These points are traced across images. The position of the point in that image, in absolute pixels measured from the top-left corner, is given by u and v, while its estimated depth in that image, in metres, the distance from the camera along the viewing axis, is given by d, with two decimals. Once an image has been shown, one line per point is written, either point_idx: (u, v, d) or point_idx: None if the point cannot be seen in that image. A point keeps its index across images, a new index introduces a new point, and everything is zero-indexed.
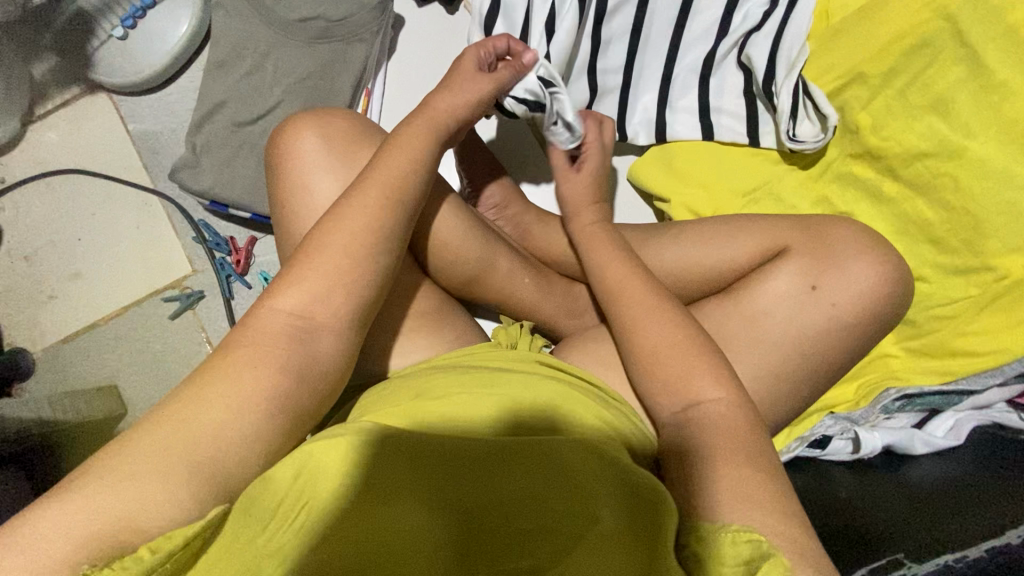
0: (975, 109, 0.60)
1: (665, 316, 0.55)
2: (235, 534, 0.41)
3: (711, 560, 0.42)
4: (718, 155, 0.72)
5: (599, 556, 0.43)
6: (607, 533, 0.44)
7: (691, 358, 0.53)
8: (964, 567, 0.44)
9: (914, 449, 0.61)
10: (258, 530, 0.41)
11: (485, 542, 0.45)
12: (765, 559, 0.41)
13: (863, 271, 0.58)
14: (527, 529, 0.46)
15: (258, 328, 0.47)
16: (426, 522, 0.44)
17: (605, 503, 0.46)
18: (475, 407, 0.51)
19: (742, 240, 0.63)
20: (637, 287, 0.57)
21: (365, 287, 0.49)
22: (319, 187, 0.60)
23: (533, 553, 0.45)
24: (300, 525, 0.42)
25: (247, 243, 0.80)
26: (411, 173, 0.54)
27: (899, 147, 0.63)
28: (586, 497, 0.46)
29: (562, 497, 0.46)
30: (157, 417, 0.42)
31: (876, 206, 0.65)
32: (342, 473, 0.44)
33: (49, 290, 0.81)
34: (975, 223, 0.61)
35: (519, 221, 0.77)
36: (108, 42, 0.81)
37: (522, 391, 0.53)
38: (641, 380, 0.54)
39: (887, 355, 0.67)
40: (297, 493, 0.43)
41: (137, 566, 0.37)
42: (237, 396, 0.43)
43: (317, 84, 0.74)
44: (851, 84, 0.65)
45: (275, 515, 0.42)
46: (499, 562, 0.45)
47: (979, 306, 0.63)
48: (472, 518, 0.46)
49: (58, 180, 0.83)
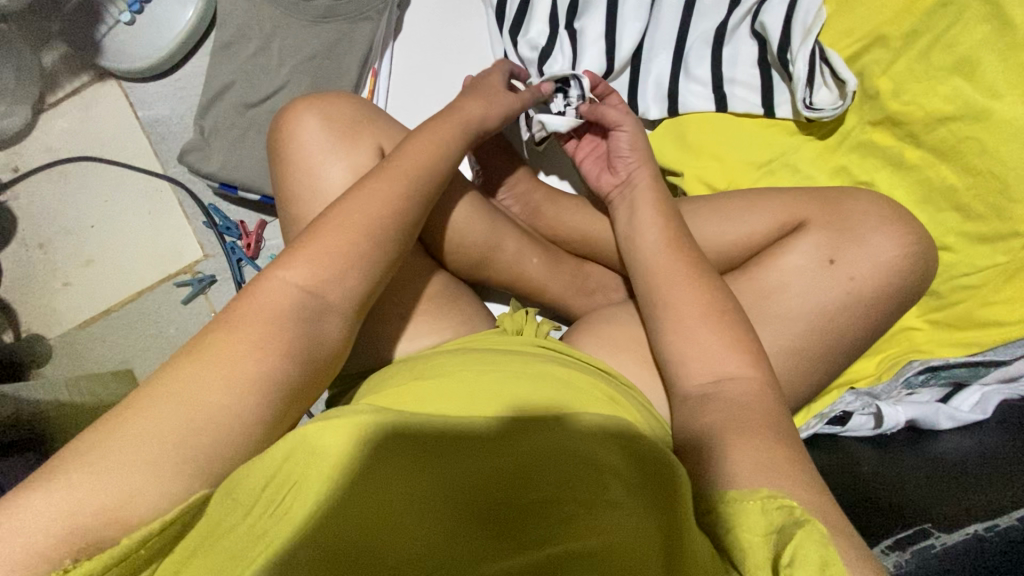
0: (1002, 69, 0.58)
1: (693, 281, 0.53)
2: (217, 519, 0.39)
3: (737, 530, 0.39)
4: (732, 126, 0.69)
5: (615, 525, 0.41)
6: (617, 500, 0.42)
7: (720, 321, 0.50)
8: (996, 536, 0.43)
9: (939, 424, 0.59)
10: (241, 517, 0.39)
11: (493, 515, 0.41)
12: (799, 527, 0.36)
13: (894, 238, 0.55)
14: (537, 500, 0.42)
15: (253, 310, 0.44)
16: (430, 496, 0.41)
17: (612, 473, 0.43)
18: (478, 383, 0.50)
19: (758, 213, 0.59)
20: (669, 254, 0.55)
21: (367, 262, 0.47)
22: (323, 167, 0.58)
23: (544, 524, 0.41)
24: (289, 507, 0.39)
25: (257, 227, 0.80)
26: (422, 142, 0.53)
27: (920, 111, 0.61)
28: (593, 466, 0.44)
29: (572, 466, 0.43)
30: (148, 393, 0.39)
31: (897, 174, 0.63)
32: (344, 457, 0.40)
33: (63, 278, 0.82)
34: (1001, 187, 0.59)
35: (528, 199, 0.75)
36: (116, 28, 0.81)
37: (524, 366, 0.52)
38: (665, 352, 0.52)
39: (911, 329, 0.65)
40: (284, 477, 0.39)
41: (108, 555, 0.35)
42: (229, 377, 0.40)
43: (324, 64, 0.74)
44: (870, 48, 0.63)
45: (261, 497, 0.39)
46: (510, 533, 0.41)
47: (1005, 274, 0.61)
48: (480, 491, 0.42)
49: (70, 168, 0.83)
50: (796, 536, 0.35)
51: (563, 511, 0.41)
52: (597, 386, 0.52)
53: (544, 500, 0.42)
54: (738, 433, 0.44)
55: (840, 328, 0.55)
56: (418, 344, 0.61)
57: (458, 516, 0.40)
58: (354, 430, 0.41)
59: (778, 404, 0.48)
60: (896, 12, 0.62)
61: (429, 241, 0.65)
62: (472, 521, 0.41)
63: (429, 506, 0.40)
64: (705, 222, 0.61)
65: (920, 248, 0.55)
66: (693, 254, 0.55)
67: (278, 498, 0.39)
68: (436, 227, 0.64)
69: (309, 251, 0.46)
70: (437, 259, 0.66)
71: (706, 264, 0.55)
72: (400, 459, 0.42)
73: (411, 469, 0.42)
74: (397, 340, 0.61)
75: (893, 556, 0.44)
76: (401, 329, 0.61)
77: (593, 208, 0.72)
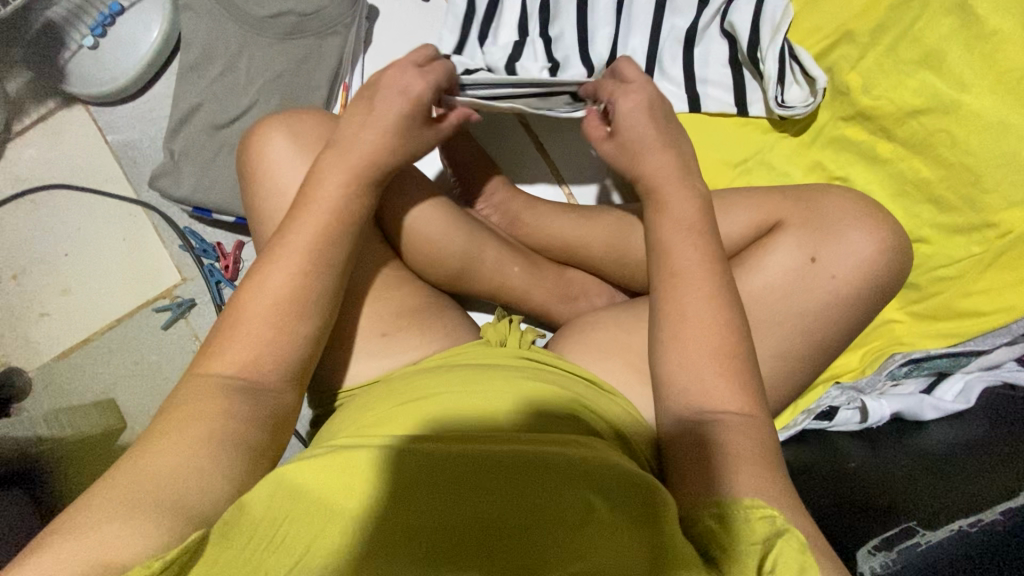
0: (968, 61, 0.58)
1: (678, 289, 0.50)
2: (213, 560, 0.36)
3: (726, 548, 0.38)
4: (707, 125, 0.69)
5: (608, 545, 0.39)
6: (603, 520, 0.40)
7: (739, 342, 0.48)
8: (979, 532, 0.44)
9: (923, 415, 0.59)
10: (237, 555, 0.37)
11: (495, 543, 0.40)
12: (778, 537, 0.37)
13: (870, 234, 0.55)
14: (530, 523, 0.40)
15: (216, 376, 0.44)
16: (429, 530, 0.40)
17: (592, 490, 0.42)
18: (464, 407, 0.49)
19: (735, 214, 0.59)
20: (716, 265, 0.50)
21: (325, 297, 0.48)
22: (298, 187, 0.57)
23: (544, 547, 0.39)
24: (279, 544, 0.38)
25: (235, 248, 0.79)
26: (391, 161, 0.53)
27: (891, 105, 0.61)
28: (573, 483, 0.42)
29: (558, 485, 0.42)
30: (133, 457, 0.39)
31: (872, 169, 0.63)
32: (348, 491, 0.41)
33: (39, 309, 0.80)
34: (973, 178, 0.59)
35: (507, 208, 0.74)
36: (79, 53, 0.79)
37: (504, 386, 0.51)
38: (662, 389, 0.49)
39: (892, 321, 0.65)
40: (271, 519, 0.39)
41: None
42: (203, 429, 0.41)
43: (293, 80, 0.72)
44: (839, 44, 0.63)
45: (251, 539, 0.38)
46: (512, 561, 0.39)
47: (983, 264, 0.61)
48: (479, 520, 0.40)
49: (41, 197, 0.82)
50: (773, 545, 0.37)
51: (560, 531, 0.40)
52: (576, 398, 0.52)
53: (544, 521, 0.40)
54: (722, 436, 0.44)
55: (819, 327, 0.55)
56: (401, 362, 0.60)
57: (469, 547, 0.39)
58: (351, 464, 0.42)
59: (765, 410, 0.47)
60: (862, 7, 0.62)
61: (408, 257, 0.65)
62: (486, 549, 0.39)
63: (440, 543, 0.39)
64: None
65: (896, 242, 0.55)
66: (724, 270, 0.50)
67: (267, 537, 0.38)
68: (414, 242, 0.64)
69: (276, 279, 0.47)
70: (416, 273, 0.66)
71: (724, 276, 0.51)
72: (401, 495, 0.41)
73: (415, 503, 0.41)
74: (378, 358, 0.60)
75: (879, 556, 0.44)
76: (383, 349, 0.60)
77: (571, 214, 0.72)
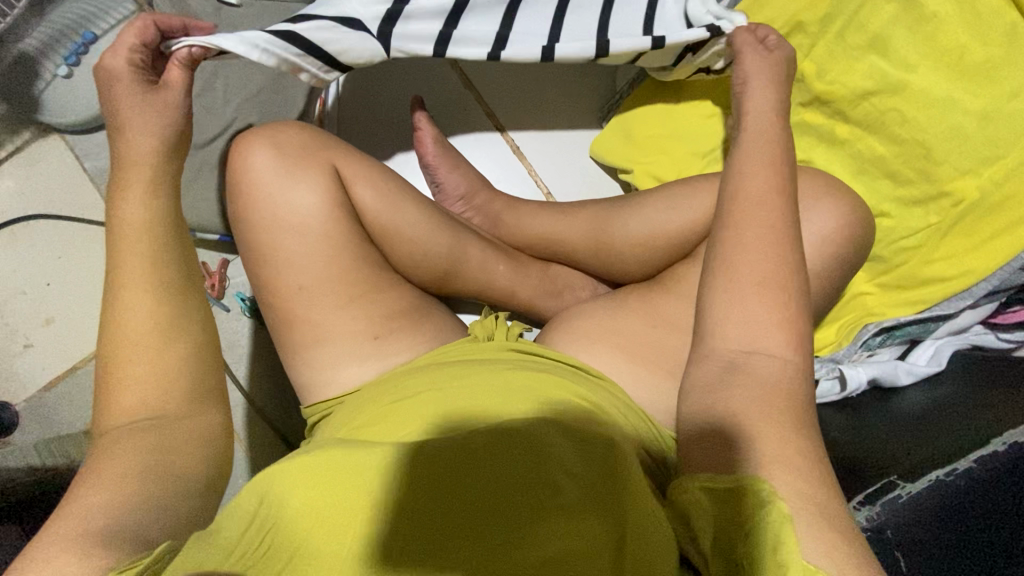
0: (911, 42, 0.60)
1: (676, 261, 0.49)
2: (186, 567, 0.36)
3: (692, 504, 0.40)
4: (675, 120, 0.73)
5: (576, 521, 0.41)
6: (572, 498, 0.42)
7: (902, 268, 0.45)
8: (955, 478, 0.46)
9: (899, 380, 0.61)
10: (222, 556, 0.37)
11: (473, 523, 0.41)
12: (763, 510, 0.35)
13: (833, 209, 0.58)
14: (511, 504, 0.42)
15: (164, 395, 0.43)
16: (415, 517, 0.41)
17: (565, 469, 0.44)
18: (456, 396, 0.51)
19: (702, 199, 0.64)
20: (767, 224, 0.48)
21: None
22: (293, 200, 0.59)
23: (518, 525, 0.41)
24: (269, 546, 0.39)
25: (220, 266, 0.79)
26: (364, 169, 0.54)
27: (844, 88, 0.63)
28: (549, 465, 0.44)
29: (537, 466, 0.44)
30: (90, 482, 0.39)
31: (832, 150, 0.66)
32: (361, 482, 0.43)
33: (24, 340, 0.80)
34: (925, 152, 0.61)
35: (488, 209, 0.75)
36: (53, 82, 0.78)
37: (491, 378, 0.53)
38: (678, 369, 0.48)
39: (862, 294, 0.67)
40: (260, 521, 0.40)
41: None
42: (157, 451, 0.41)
43: (270, 98, 0.72)
44: (793, 34, 0.65)
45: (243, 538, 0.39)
46: (488, 539, 0.40)
47: (941, 233, 0.62)
48: (461, 504, 0.42)
49: (20, 228, 0.81)
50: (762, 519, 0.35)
51: (535, 511, 0.42)
52: (566, 383, 0.54)
53: (521, 501, 0.42)
54: (747, 410, 0.42)
55: None
56: (396, 361, 0.62)
57: (458, 538, 0.40)
58: (354, 458, 0.44)
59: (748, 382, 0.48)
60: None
61: (394, 261, 0.66)
62: (474, 539, 0.40)
63: (429, 528, 0.40)
64: (653, 213, 0.66)
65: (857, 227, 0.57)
66: (788, 218, 0.49)
67: (262, 535, 0.40)
68: (398, 247, 0.65)
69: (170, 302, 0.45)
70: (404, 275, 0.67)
71: (794, 218, 0.49)
72: (407, 482, 0.43)
73: (414, 489, 0.43)
74: (371, 359, 0.62)
75: (865, 510, 0.49)
76: (375, 351, 0.62)
77: (549, 211, 0.73)
